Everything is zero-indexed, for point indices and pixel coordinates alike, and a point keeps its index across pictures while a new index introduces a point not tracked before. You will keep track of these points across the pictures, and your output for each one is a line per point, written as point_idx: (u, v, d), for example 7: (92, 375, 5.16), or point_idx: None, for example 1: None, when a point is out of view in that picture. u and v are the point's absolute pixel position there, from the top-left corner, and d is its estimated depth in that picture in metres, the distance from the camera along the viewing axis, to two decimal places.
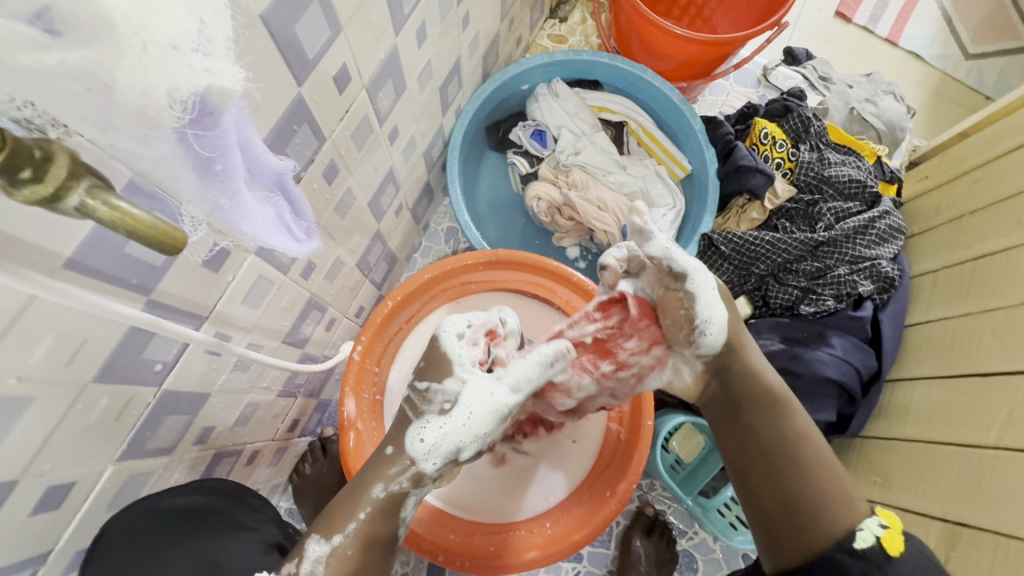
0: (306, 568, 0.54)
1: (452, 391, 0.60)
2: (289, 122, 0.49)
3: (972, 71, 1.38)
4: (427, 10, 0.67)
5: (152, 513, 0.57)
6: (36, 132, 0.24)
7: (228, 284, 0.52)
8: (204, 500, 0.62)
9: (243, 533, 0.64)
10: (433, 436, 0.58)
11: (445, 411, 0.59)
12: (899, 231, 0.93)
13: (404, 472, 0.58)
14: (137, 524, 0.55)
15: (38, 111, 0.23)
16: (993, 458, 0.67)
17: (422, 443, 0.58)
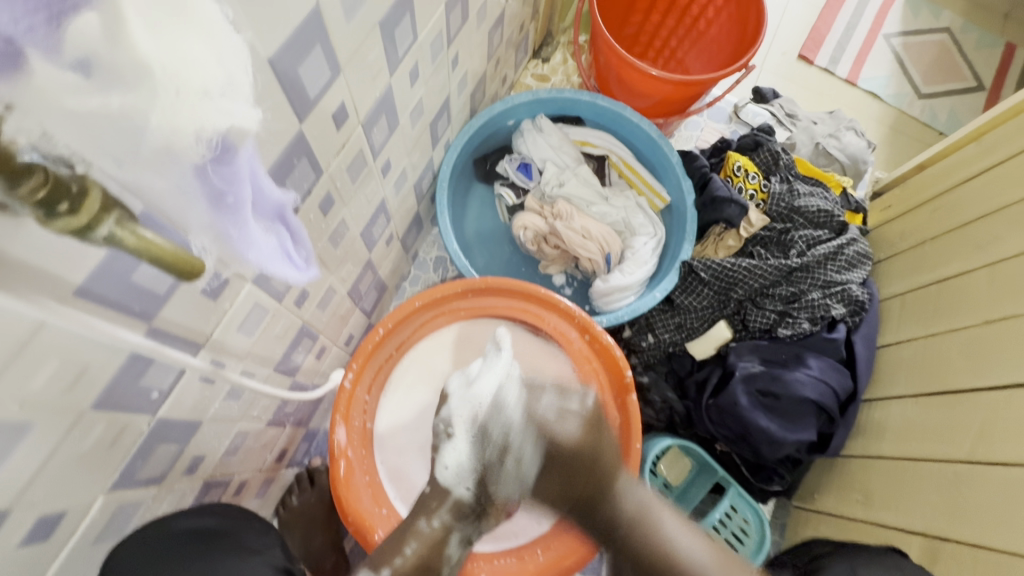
0: None
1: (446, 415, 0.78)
2: (290, 157, 0.52)
3: (926, 109, 1.48)
4: (420, 52, 0.71)
5: (163, 537, 0.57)
6: (63, 166, 0.24)
7: (225, 312, 0.53)
8: (210, 523, 0.62)
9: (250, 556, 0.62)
10: (451, 460, 0.75)
11: (449, 434, 0.77)
12: (865, 256, 0.99)
13: (444, 503, 0.73)
14: (140, 552, 0.54)
15: (64, 147, 0.24)
16: (966, 472, 0.70)
17: (446, 470, 0.75)
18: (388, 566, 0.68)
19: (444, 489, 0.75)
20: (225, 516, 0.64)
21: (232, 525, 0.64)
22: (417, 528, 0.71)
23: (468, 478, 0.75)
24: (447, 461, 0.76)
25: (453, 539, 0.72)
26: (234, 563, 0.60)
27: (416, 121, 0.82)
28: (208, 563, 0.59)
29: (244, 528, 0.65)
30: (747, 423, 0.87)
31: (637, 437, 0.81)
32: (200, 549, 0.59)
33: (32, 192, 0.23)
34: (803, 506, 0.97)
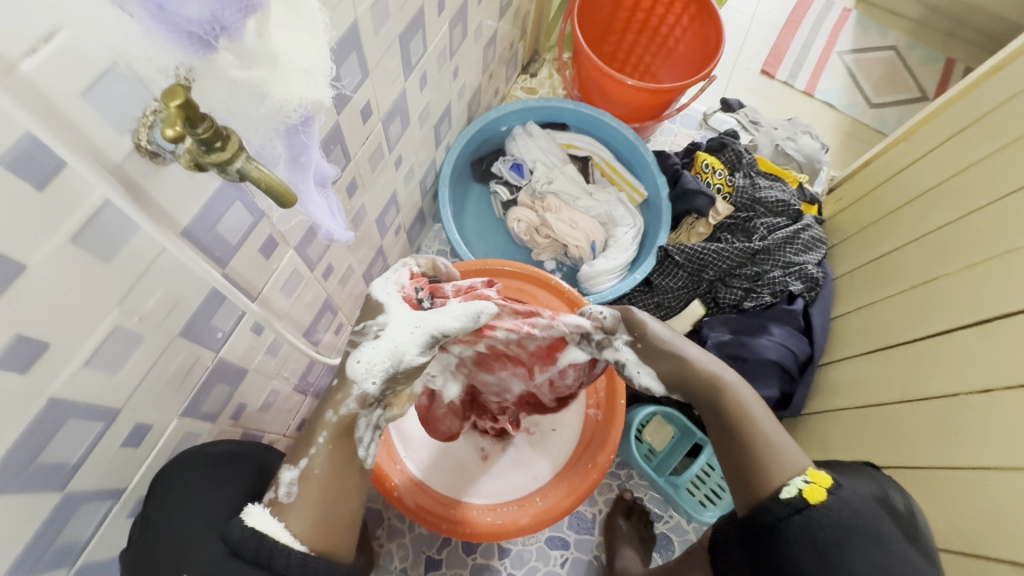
0: (283, 490, 0.59)
1: (382, 320, 0.64)
2: (329, 143, 0.63)
3: (876, 117, 1.65)
4: (428, 62, 0.84)
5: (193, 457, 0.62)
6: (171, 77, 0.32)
7: (274, 272, 0.64)
8: (228, 447, 0.66)
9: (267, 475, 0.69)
10: (367, 357, 0.62)
11: (378, 335, 0.63)
12: (820, 241, 1.13)
13: (350, 395, 0.62)
14: (188, 466, 0.61)
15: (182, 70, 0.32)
16: (901, 410, 0.82)
17: (359, 365, 0.62)
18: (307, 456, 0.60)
19: (353, 382, 0.62)
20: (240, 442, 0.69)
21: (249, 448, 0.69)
22: (325, 419, 0.61)
23: (378, 375, 0.62)
24: (362, 356, 0.62)
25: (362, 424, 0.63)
26: (260, 479, 0.68)
27: (423, 123, 0.94)
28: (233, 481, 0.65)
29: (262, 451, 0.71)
30: None
31: (620, 395, 0.90)
32: (225, 473, 0.65)
33: (202, 132, 0.33)
34: None
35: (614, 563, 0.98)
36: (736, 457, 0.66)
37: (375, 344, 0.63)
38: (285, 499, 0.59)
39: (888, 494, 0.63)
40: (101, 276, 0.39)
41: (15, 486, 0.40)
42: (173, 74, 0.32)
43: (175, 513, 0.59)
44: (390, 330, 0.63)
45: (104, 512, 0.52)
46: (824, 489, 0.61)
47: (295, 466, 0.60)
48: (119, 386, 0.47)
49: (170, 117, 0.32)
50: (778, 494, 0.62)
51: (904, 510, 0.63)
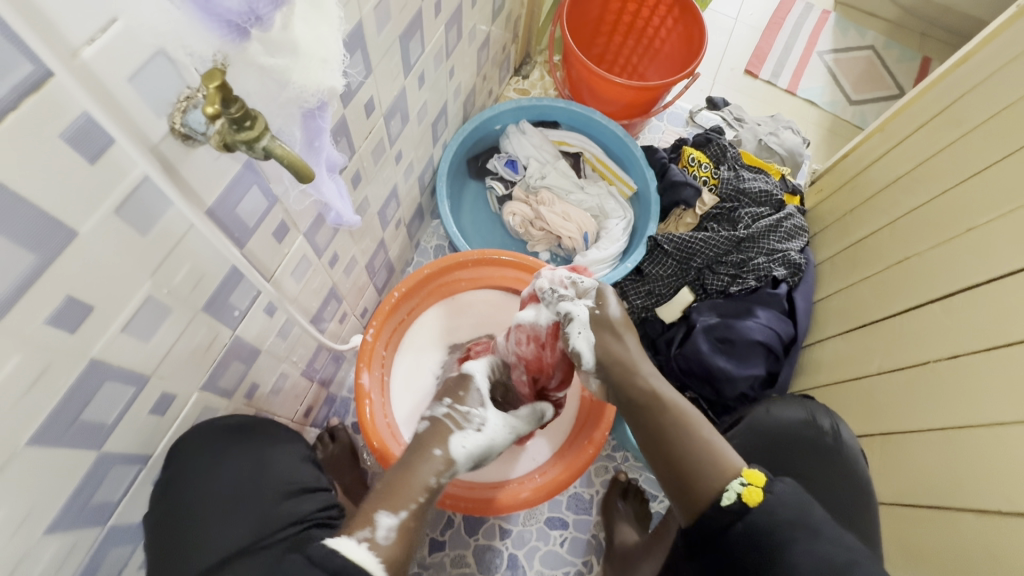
0: (381, 533, 0.61)
1: (483, 416, 0.78)
2: (336, 135, 0.68)
3: (856, 113, 1.71)
4: (426, 62, 0.89)
5: (215, 428, 0.65)
6: (211, 59, 0.37)
7: (285, 256, 0.68)
8: (242, 418, 0.70)
9: (278, 447, 0.74)
10: (472, 443, 0.74)
11: (480, 429, 0.76)
12: (802, 229, 1.18)
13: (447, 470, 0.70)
14: (205, 434, 0.64)
15: (221, 54, 0.37)
16: (877, 382, 0.87)
17: (464, 448, 0.73)
18: (408, 507, 0.64)
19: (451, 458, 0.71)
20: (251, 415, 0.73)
21: (257, 420, 0.73)
22: (428, 483, 0.68)
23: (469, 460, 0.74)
24: (465, 440, 0.73)
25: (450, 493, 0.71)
26: (267, 449, 0.72)
27: (421, 121, 0.99)
28: (248, 449, 0.70)
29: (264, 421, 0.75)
30: (708, 365, 1.03)
31: None
32: (241, 440, 0.69)
33: (235, 111, 0.37)
34: None
35: (613, 541, 1.01)
36: (677, 468, 0.67)
37: (477, 434, 0.76)
38: (382, 543, 0.61)
39: (815, 417, 0.85)
40: (137, 247, 0.43)
41: (58, 440, 0.44)
42: (211, 59, 0.37)
43: (191, 482, 0.63)
44: (489, 424, 0.78)
45: (132, 476, 0.56)
46: (761, 490, 0.61)
47: (395, 514, 0.63)
48: (149, 354, 0.50)
49: (208, 98, 0.36)
50: (717, 502, 0.62)
51: (828, 429, 0.84)
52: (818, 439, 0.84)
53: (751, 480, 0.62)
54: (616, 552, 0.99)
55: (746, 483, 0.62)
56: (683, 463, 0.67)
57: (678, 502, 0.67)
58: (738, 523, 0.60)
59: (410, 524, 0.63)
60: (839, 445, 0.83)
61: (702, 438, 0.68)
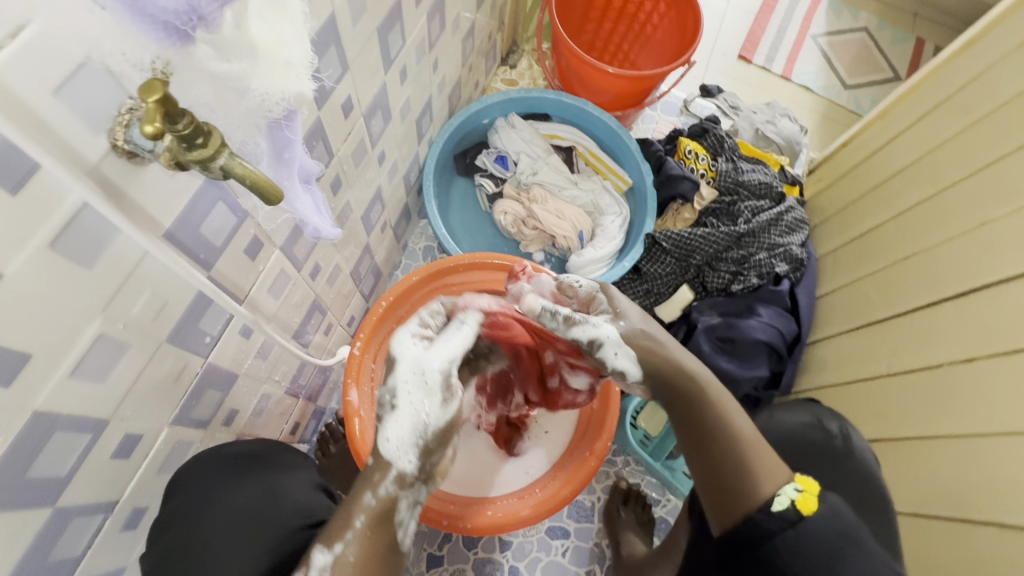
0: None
1: (394, 384, 0.61)
2: (311, 140, 0.62)
3: (851, 98, 1.67)
4: (407, 55, 0.83)
5: (219, 458, 0.65)
6: (148, 68, 0.31)
7: (259, 273, 0.62)
8: (253, 447, 0.70)
9: (291, 474, 0.72)
10: (395, 436, 0.59)
11: (394, 406, 0.60)
12: (803, 222, 1.14)
13: (387, 478, 0.58)
14: (208, 466, 0.64)
15: (161, 61, 0.31)
16: (886, 383, 0.84)
17: (388, 444, 0.59)
18: (342, 540, 0.56)
19: (387, 462, 0.59)
20: (263, 442, 0.73)
21: (267, 449, 0.73)
22: (363, 501, 0.58)
23: (414, 450, 0.59)
24: (389, 434, 0.59)
25: (402, 507, 0.59)
26: (280, 476, 0.71)
27: (405, 119, 0.93)
28: (260, 478, 0.69)
29: (279, 450, 0.74)
30: (711, 367, 1.00)
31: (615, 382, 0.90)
32: (250, 469, 0.68)
33: (184, 127, 0.32)
34: None
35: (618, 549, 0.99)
36: (722, 475, 0.64)
37: (393, 417, 0.60)
38: None
39: (823, 420, 0.83)
40: (83, 281, 0.38)
41: (2, 504, 0.38)
42: (150, 68, 0.31)
43: (194, 511, 0.62)
44: (405, 397, 0.60)
45: (97, 526, 0.51)
46: (815, 498, 0.62)
47: (330, 551, 0.56)
48: (107, 395, 0.45)
49: (148, 113, 0.31)
50: (770, 507, 0.61)
51: (835, 432, 0.82)
52: (827, 443, 0.81)
53: (805, 487, 0.63)
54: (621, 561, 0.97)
55: (801, 489, 0.62)
56: (735, 465, 0.64)
57: (720, 502, 0.64)
58: (790, 530, 0.60)
59: (351, 560, 0.56)
60: (850, 449, 0.80)
61: (750, 444, 0.65)
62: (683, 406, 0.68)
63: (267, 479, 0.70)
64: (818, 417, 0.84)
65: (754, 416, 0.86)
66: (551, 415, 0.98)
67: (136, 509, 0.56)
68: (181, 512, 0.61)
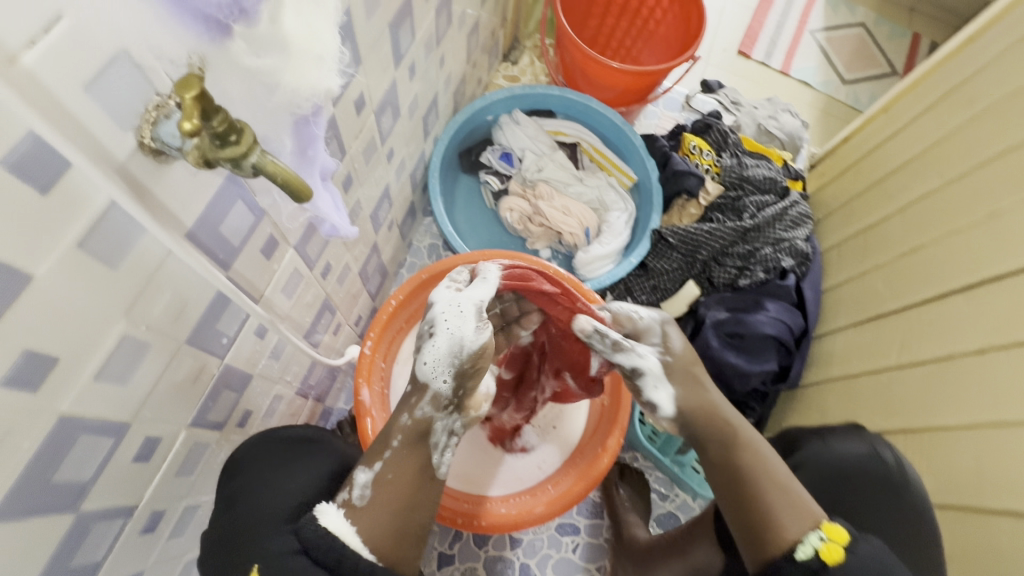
0: (358, 491, 0.64)
1: (431, 317, 0.71)
2: (326, 137, 0.61)
3: (849, 93, 1.68)
4: (416, 51, 0.82)
5: (270, 442, 0.71)
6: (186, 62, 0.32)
7: (274, 273, 0.62)
8: (297, 432, 0.76)
9: (332, 450, 0.77)
10: (432, 358, 0.68)
11: (431, 334, 0.69)
12: (807, 216, 1.15)
13: (424, 397, 0.69)
14: (261, 450, 0.70)
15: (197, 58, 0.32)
16: (896, 375, 0.85)
17: (427, 365, 0.69)
18: (381, 458, 0.66)
19: (424, 384, 0.69)
20: (311, 428, 0.78)
21: (314, 434, 0.78)
22: (400, 422, 0.68)
23: (448, 370, 0.68)
24: (427, 357, 0.69)
25: (437, 428, 0.69)
26: (329, 458, 0.75)
27: (413, 115, 0.92)
28: (307, 459, 0.73)
29: (325, 437, 0.79)
30: (720, 362, 1.00)
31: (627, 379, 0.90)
32: (297, 453, 0.73)
33: (218, 124, 0.32)
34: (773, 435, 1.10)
35: (622, 533, 1.00)
36: (751, 518, 0.65)
37: (434, 343, 0.69)
38: (358, 504, 0.63)
39: (878, 449, 0.74)
40: (108, 282, 0.37)
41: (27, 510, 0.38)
42: (186, 63, 0.32)
43: (253, 490, 0.66)
44: (443, 324, 0.69)
45: (118, 530, 0.50)
46: (841, 548, 0.59)
47: (371, 470, 0.65)
48: (129, 398, 0.44)
49: (186, 110, 0.30)
50: (794, 553, 0.60)
51: (893, 462, 0.73)
52: (886, 476, 0.73)
53: (830, 535, 0.60)
54: (627, 546, 0.97)
55: (825, 538, 0.60)
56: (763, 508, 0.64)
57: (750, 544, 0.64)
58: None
59: (388, 477, 0.65)
60: (909, 481, 0.71)
61: (781, 485, 0.65)
62: (718, 449, 0.70)
63: (316, 460, 0.74)
64: (869, 441, 0.76)
65: (806, 445, 0.79)
66: (559, 412, 0.98)
67: (156, 512, 0.55)
68: (242, 491, 0.65)
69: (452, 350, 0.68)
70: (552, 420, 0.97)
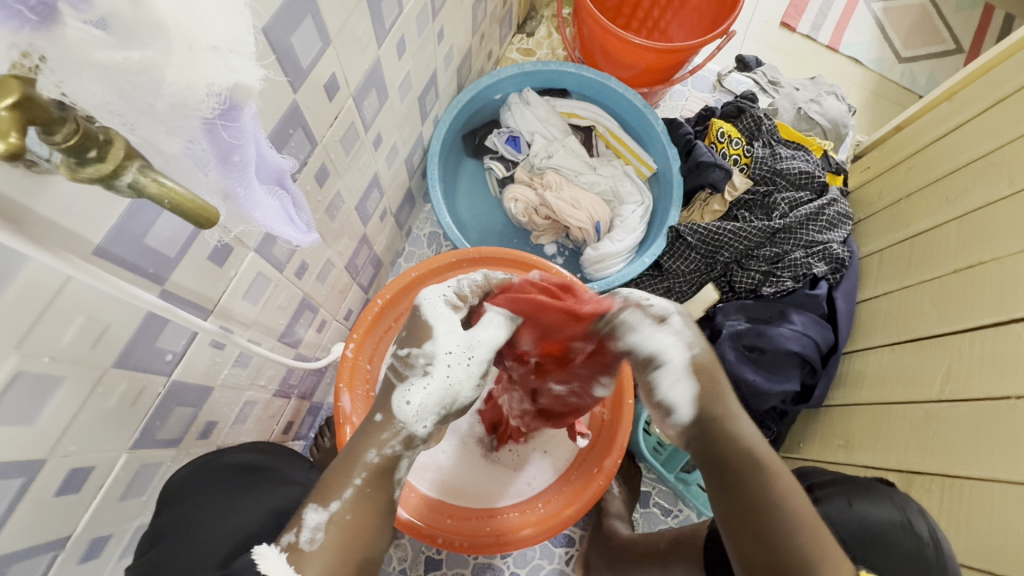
0: (307, 536, 0.54)
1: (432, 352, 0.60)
2: (286, 127, 0.54)
3: (905, 73, 1.50)
4: (406, 24, 0.73)
5: (215, 467, 0.64)
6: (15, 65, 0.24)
7: (231, 280, 0.55)
8: (254, 458, 0.69)
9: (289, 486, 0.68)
10: (418, 399, 0.59)
11: (428, 372, 0.60)
12: (846, 217, 1.03)
13: (395, 435, 0.59)
14: (203, 478, 0.63)
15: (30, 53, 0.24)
16: (938, 409, 0.75)
17: (409, 406, 0.60)
18: (340, 498, 0.56)
19: (400, 423, 0.59)
20: (265, 452, 0.71)
21: (275, 462, 0.71)
22: (366, 459, 0.58)
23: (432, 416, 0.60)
24: (411, 398, 0.60)
25: (403, 466, 0.60)
26: (280, 491, 0.67)
27: (404, 98, 0.84)
28: (258, 490, 0.66)
29: (283, 464, 0.72)
30: (734, 377, 0.92)
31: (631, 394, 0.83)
32: (247, 482, 0.66)
33: (64, 140, 0.26)
34: (789, 456, 1.01)
35: (603, 524, 0.95)
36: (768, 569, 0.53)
37: (424, 381, 0.60)
38: (305, 547, 0.54)
39: (911, 520, 0.65)
40: None
41: None
42: (8, 62, 0.24)
43: (188, 525, 0.60)
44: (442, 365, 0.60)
45: (47, 563, 0.48)
46: None
47: (324, 509, 0.56)
48: (39, 435, 0.40)
49: (3, 124, 0.24)
50: None
51: (928, 537, 0.64)
52: (918, 551, 0.63)
53: None
54: (606, 539, 0.93)
55: None
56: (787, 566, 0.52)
57: None
58: None
59: (346, 519, 0.56)
60: (945, 564, 0.62)
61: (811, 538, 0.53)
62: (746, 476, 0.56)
63: (267, 493, 0.66)
64: (896, 504, 0.67)
65: (825, 499, 0.70)
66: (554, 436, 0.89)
67: (97, 538, 0.53)
68: (175, 528, 0.60)
69: (442, 391, 0.60)
70: (541, 444, 0.89)
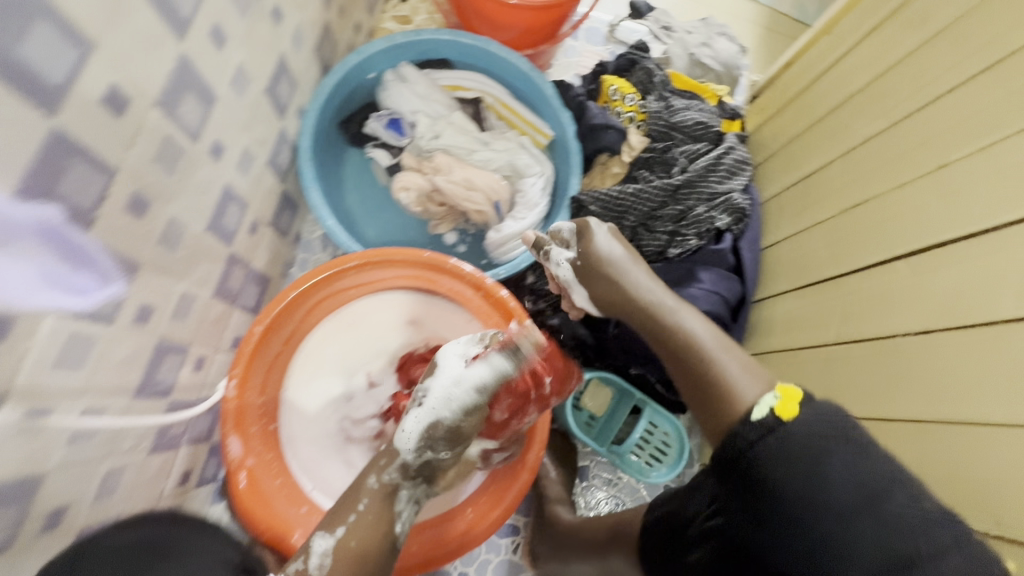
0: (314, 562, 0.58)
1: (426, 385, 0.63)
2: (54, 160, 0.44)
3: (794, 5, 1.50)
4: (218, 8, 0.62)
5: (93, 555, 0.56)
6: None
7: (26, 353, 0.46)
8: (147, 536, 0.61)
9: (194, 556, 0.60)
10: (411, 425, 0.61)
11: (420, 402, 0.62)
12: (745, 163, 1.01)
13: (391, 464, 0.62)
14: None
15: None
16: (837, 351, 0.76)
17: (403, 434, 0.61)
18: (343, 523, 0.59)
19: (392, 449, 0.62)
20: (158, 528, 0.63)
21: (175, 536, 0.62)
22: (367, 486, 0.61)
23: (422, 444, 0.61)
24: (407, 426, 0.61)
25: (402, 497, 0.62)
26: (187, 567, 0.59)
27: (244, 93, 0.72)
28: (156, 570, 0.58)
29: (185, 536, 0.63)
30: (650, 344, 0.92)
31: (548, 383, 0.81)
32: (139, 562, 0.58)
33: None
34: None
35: (545, 510, 0.94)
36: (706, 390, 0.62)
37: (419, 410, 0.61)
38: (316, 572, 0.57)
39: (891, 488, 0.48)
40: None
41: None
42: None
43: None
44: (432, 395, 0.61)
45: None
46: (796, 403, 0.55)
47: (330, 535, 0.59)
48: None
49: None
50: (752, 418, 0.56)
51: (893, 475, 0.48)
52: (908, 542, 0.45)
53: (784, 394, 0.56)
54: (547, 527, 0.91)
55: (779, 396, 0.56)
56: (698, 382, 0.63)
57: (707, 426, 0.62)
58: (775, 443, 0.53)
59: (350, 545, 0.58)
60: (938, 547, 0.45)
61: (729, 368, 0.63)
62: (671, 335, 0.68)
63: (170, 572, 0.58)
64: (855, 445, 0.51)
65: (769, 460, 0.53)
66: None
67: None
68: None
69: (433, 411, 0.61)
70: None
